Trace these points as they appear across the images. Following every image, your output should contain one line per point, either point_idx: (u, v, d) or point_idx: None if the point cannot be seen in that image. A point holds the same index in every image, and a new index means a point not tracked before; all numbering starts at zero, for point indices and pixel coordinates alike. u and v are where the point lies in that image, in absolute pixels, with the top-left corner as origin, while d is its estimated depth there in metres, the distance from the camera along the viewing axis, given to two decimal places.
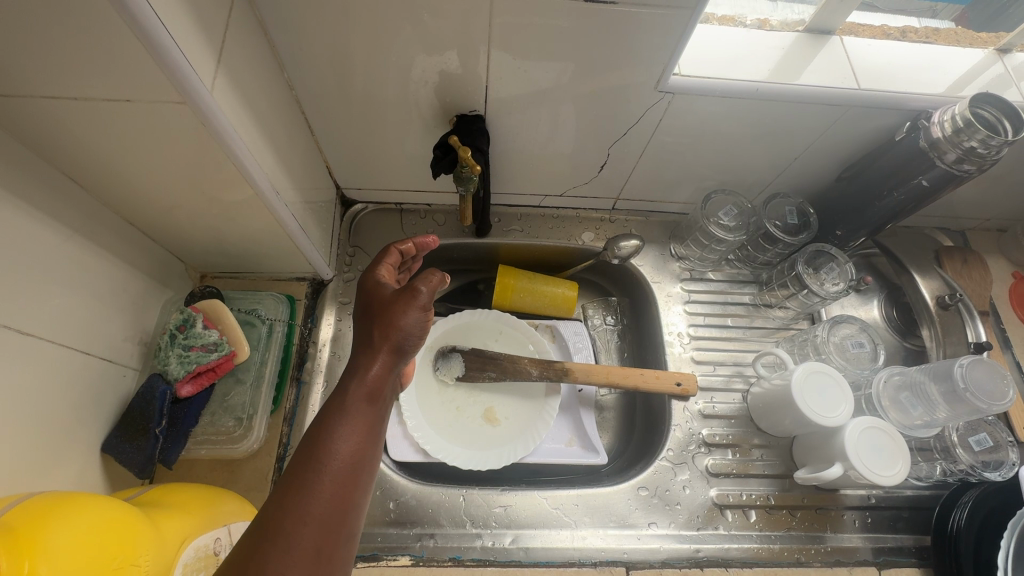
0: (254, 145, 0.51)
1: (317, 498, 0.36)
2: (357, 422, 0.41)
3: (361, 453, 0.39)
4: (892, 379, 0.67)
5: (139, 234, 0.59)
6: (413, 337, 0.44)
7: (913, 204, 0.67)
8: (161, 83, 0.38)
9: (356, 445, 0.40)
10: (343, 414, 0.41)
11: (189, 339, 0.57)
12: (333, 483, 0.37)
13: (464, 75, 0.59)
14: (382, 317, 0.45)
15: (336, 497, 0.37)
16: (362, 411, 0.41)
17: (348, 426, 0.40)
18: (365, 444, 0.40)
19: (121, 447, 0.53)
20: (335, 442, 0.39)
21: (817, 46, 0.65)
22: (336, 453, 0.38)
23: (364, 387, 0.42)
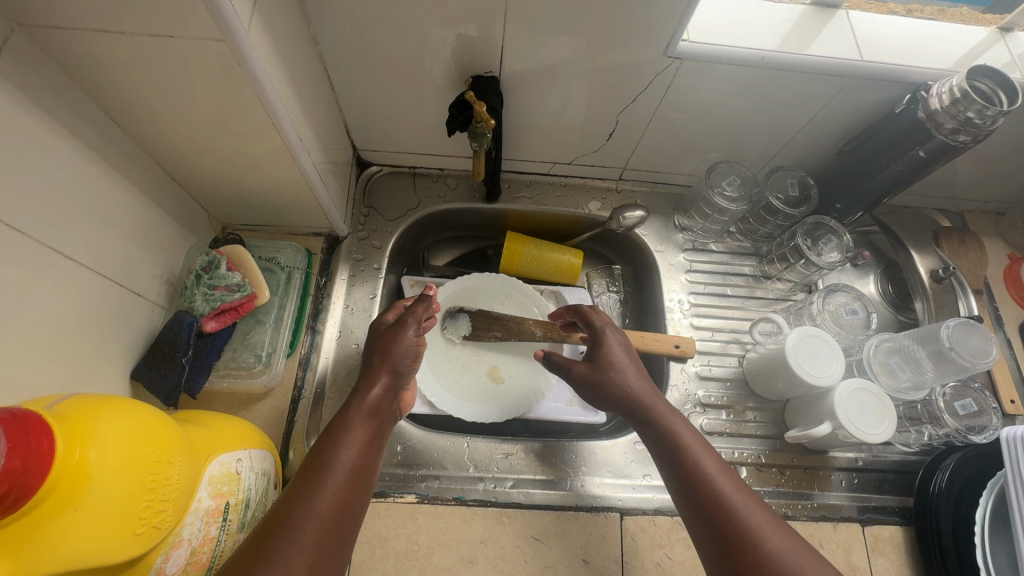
0: (281, 93, 0.53)
1: (324, 496, 0.45)
2: (360, 433, 0.52)
3: (362, 464, 0.50)
4: (882, 346, 0.70)
5: (168, 178, 0.61)
6: (405, 365, 0.60)
7: (910, 176, 0.69)
8: (203, 21, 0.41)
9: (360, 458, 0.50)
10: (349, 422, 0.53)
11: (214, 279, 0.60)
12: (343, 471, 0.48)
13: (480, 38, 0.61)
14: (379, 353, 0.59)
15: (349, 473, 0.48)
16: (364, 424, 0.54)
17: (358, 424, 0.53)
18: (368, 448, 0.52)
19: (148, 376, 0.56)
20: (342, 449, 0.50)
21: (823, 20, 0.67)
22: (344, 455, 0.49)
23: (366, 408, 0.55)
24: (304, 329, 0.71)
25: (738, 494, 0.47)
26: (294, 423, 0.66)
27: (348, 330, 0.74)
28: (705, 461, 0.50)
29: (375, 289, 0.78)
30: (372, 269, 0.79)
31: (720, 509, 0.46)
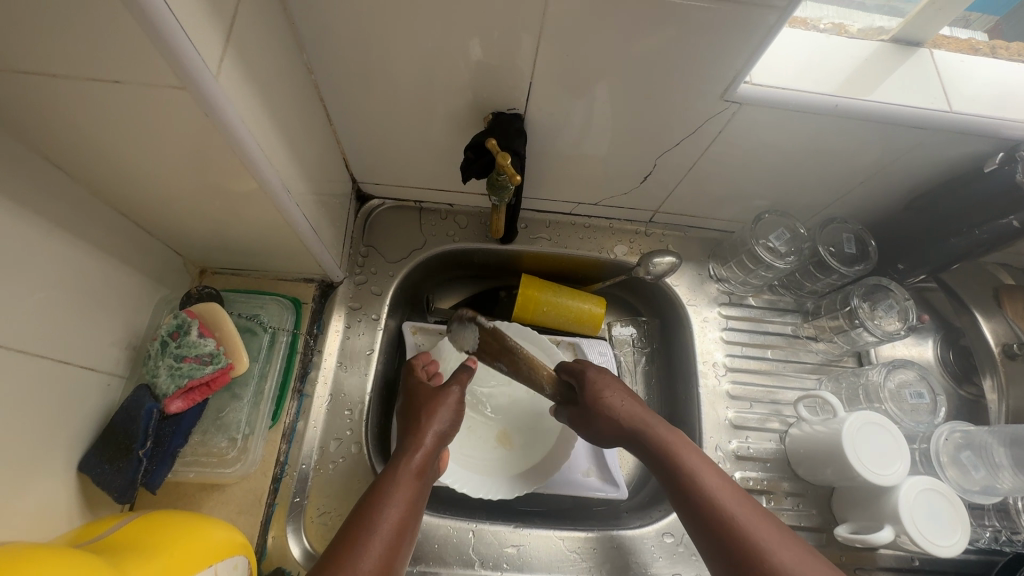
0: (264, 139, 0.44)
1: (368, 554, 0.48)
2: (404, 493, 0.53)
3: (405, 523, 0.51)
4: (953, 437, 0.61)
5: (133, 226, 0.52)
6: (445, 426, 0.60)
7: (993, 243, 0.61)
8: (156, 64, 0.32)
9: (403, 517, 0.52)
10: (393, 479, 0.54)
11: (183, 348, 0.51)
12: (388, 530, 0.50)
13: (506, 72, 0.52)
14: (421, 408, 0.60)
15: (393, 533, 0.50)
16: (410, 480, 0.54)
17: (403, 483, 0.54)
18: (410, 508, 0.53)
19: (100, 469, 0.47)
20: (386, 509, 0.51)
21: (899, 59, 0.57)
22: (388, 514, 0.51)
23: (411, 468, 0.55)
24: (289, 394, 0.62)
25: (757, 521, 0.51)
26: (274, 505, 0.58)
27: (340, 393, 0.65)
28: (717, 486, 0.54)
29: (373, 342, 0.69)
30: (370, 320, 0.70)
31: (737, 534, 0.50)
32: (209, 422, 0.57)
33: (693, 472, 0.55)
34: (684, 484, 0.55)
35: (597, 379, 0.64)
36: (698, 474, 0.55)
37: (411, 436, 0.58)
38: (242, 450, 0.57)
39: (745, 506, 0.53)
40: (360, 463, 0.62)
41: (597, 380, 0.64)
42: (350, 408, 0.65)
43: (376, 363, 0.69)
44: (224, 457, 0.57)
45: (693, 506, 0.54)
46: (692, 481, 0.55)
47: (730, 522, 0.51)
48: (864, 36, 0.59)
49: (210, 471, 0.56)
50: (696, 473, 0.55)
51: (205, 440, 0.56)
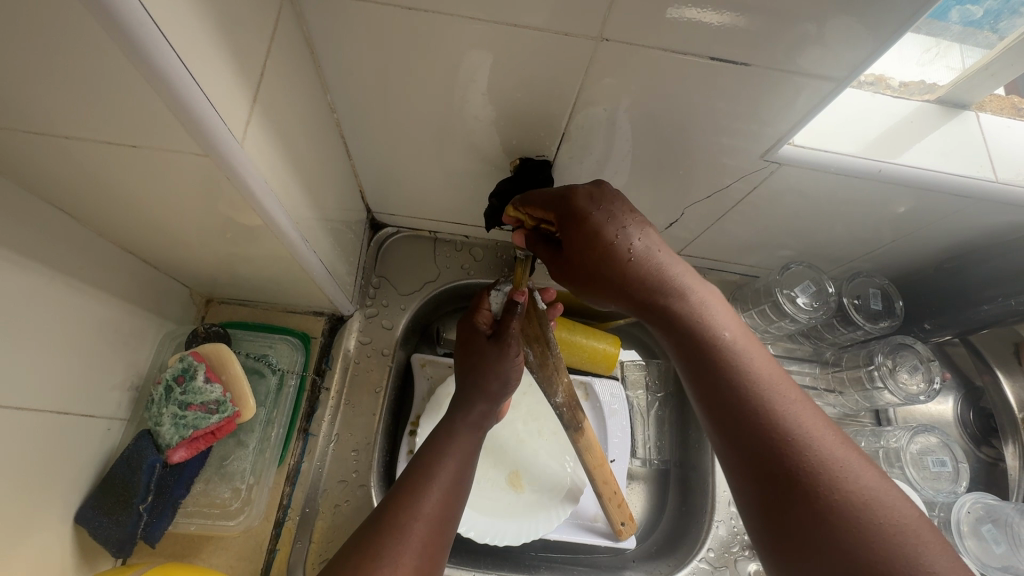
0: (287, 190, 0.42)
1: (429, 500, 0.46)
2: (464, 444, 0.53)
3: (462, 476, 0.51)
4: (976, 507, 0.60)
5: (140, 262, 0.51)
6: (501, 385, 0.60)
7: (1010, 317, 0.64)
8: (177, 134, 0.30)
9: (462, 468, 0.52)
10: (444, 448, 0.52)
11: (187, 395, 0.49)
12: (447, 479, 0.49)
13: (537, 119, 0.51)
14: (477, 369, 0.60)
15: (452, 482, 0.49)
16: (461, 448, 0.53)
17: (462, 435, 0.54)
18: (468, 463, 0.53)
19: (97, 522, 0.45)
20: (446, 460, 0.51)
21: (939, 122, 0.55)
22: (448, 464, 0.51)
23: (470, 421, 0.56)
24: (295, 434, 0.60)
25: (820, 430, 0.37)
26: (275, 552, 0.56)
27: (348, 433, 0.63)
28: (777, 392, 0.38)
29: (383, 379, 0.67)
30: (380, 355, 0.68)
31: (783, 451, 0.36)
32: (213, 469, 0.55)
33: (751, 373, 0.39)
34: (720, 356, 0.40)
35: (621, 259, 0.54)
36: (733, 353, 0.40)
37: (475, 386, 0.59)
38: (244, 501, 0.56)
39: (820, 424, 0.37)
40: (365, 508, 0.60)
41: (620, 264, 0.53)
42: (356, 449, 0.62)
43: (385, 402, 0.66)
44: (228, 508, 0.55)
45: (717, 371, 0.40)
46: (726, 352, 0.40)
47: (769, 419, 0.37)
48: (901, 91, 0.56)
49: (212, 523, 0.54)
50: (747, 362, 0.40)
51: (208, 490, 0.55)
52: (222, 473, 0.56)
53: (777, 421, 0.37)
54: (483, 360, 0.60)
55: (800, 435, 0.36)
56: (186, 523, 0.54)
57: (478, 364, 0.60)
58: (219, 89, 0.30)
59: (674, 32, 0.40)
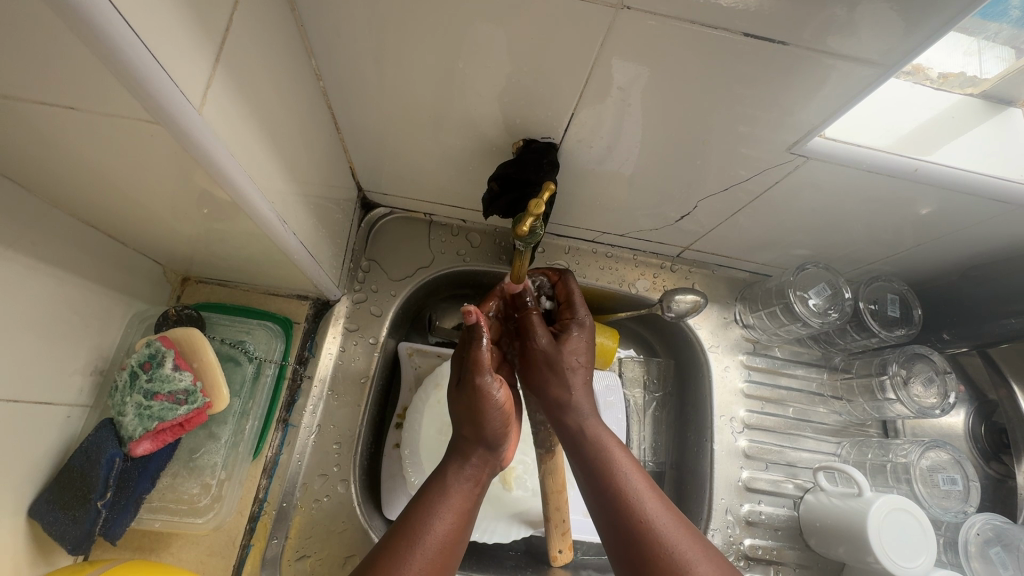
0: (260, 165, 0.38)
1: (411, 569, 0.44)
2: (458, 502, 0.50)
3: (455, 538, 0.48)
4: (985, 529, 0.58)
5: (104, 237, 0.46)
6: (494, 426, 0.53)
7: None
8: (121, 97, 0.26)
9: (454, 530, 0.48)
10: (430, 507, 0.48)
11: (153, 383, 0.46)
12: (435, 547, 0.46)
13: (544, 97, 0.46)
14: (461, 413, 0.54)
15: (441, 550, 0.46)
16: (451, 503, 0.49)
17: (458, 491, 0.51)
18: (460, 526, 0.49)
19: (51, 518, 0.42)
20: (436, 521, 0.47)
21: (983, 118, 0.50)
22: (438, 528, 0.47)
23: (466, 474, 0.52)
24: (273, 424, 0.57)
25: (685, 543, 0.46)
26: (249, 547, 0.53)
27: (330, 425, 0.60)
28: (632, 480, 0.50)
29: (368, 369, 0.63)
30: (367, 343, 0.64)
31: (648, 540, 0.46)
32: (181, 463, 0.53)
33: (616, 466, 0.51)
34: (605, 487, 0.50)
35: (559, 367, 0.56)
36: (614, 460, 0.52)
37: (462, 436, 0.54)
38: (215, 497, 0.53)
39: (672, 520, 0.47)
40: (346, 504, 0.57)
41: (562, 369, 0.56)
42: (338, 442, 0.59)
43: (370, 393, 0.63)
44: (196, 504, 0.52)
45: (609, 513, 0.49)
46: (613, 479, 0.50)
47: (639, 514, 0.47)
48: (940, 83, 0.50)
49: (177, 520, 0.51)
50: (618, 466, 0.51)
51: (175, 485, 0.52)
52: (191, 467, 0.53)
53: (640, 510, 0.48)
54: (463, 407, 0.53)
55: (660, 530, 0.46)
56: (151, 519, 0.51)
57: (461, 410, 0.54)
58: (171, 44, 0.26)
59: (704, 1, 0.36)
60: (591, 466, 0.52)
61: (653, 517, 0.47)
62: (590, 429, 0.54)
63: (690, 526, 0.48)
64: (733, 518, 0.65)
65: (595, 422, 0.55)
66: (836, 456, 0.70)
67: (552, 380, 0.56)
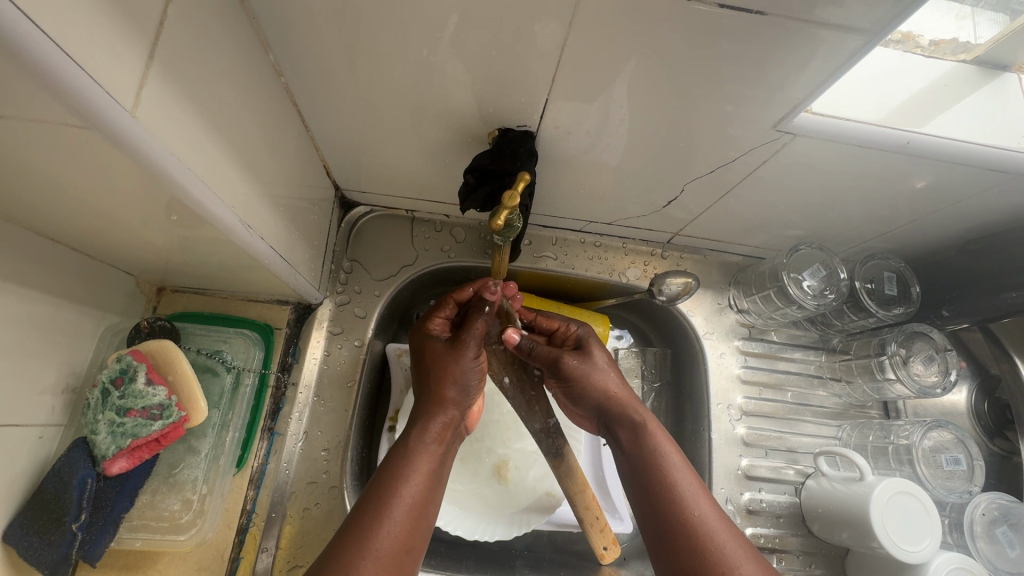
0: (216, 168, 0.36)
1: (385, 534, 0.42)
2: (424, 465, 0.48)
3: (425, 499, 0.46)
4: (990, 509, 0.57)
5: (65, 250, 0.45)
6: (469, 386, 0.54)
7: None
8: (39, 102, 0.24)
9: (425, 491, 0.47)
10: (402, 471, 0.47)
11: (126, 399, 0.45)
12: (406, 509, 0.45)
13: (517, 83, 0.44)
14: (434, 375, 0.54)
15: (410, 512, 0.45)
16: (421, 463, 0.48)
17: (425, 451, 0.49)
18: (429, 487, 0.47)
19: (26, 543, 0.41)
20: (405, 484, 0.46)
21: (977, 86, 0.48)
22: (406, 491, 0.46)
23: (431, 434, 0.51)
24: (257, 433, 0.55)
25: (737, 549, 0.44)
26: (239, 561, 0.52)
27: (317, 431, 0.58)
28: (686, 481, 0.48)
29: (354, 372, 0.61)
30: (352, 346, 0.62)
31: (701, 541, 0.44)
32: (161, 479, 0.51)
33: (671, 466, 0.49)
34: (655, 484, 0.48)
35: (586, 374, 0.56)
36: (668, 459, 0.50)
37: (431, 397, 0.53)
38: (198, 513, 0.51)
39: (723, 523, 0.45)
40: (337, 511, 0.56)
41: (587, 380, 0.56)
42: (326, 449, 0.58)
43: (357, 396, 0.61)
44: (177, 521, 0.51)
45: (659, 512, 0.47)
46: (667, 478, 0.48)
47: (694, 517, 0.45)
48: (931, 51, 0.47)
49: (159, 539, 0.50)
50: (672, 465, 0.49)
51: (155, 501, 0.51)
52: (172, 482, 0.52)
53: (693, 512, 0.46)
54: (438, 365, 0.54)
55: (711, 533, 0.44)
56: (131, 538, 0.50)
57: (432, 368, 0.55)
58: (91, 40, 0.24)
59: None
60: (643, 465, 0.50)
61: (706, 519, 0.45)
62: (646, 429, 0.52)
63: (738, 529, 0.46)
64: (734, 508, 0.64)
65: (653, 421, 0.53)
66: (837, 440, 0.69)
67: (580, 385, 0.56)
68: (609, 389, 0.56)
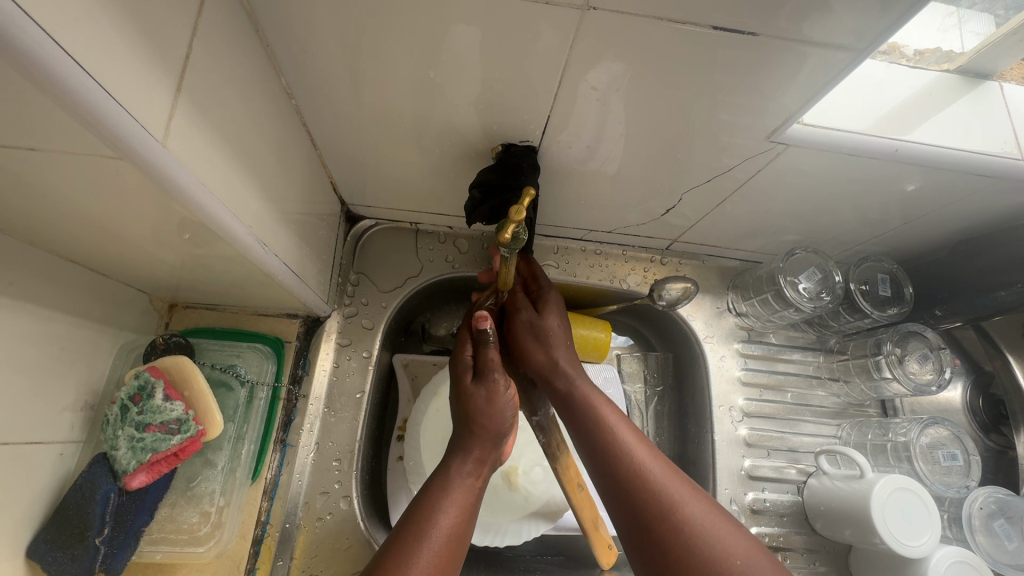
0: (234, 189, 0.38)
1: (421, 562, 0.43)
2: (460, 495, 0.49)
3: (461, 530, 0.47)
4: (988, 503, 0.59)
5: (83, 270, 0.46)
6: (503, 421, 0.54)
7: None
8: (77, 136, 0.25)
9: (461, 522, 0.48)
10: (438, 501, 0.48)
11: (145, 415, 0.46)
12: (442, 537, 0.45)
13: (519, 100, 0.46)
14: (467, 412, 0.54)
15: (448, 540, 0.45)
16: (459, 493, 0.49)
17: (459, 485, 0.50)
18: (465, 517, 0.48)
19: (50, 559, 0.42)
20: (441, 513, 0.47)
21: (960, 94, 0.50)
22: (443, 519, 0.47)
23: (467, 467, 0.52)
24: (270, 445, 0.57)
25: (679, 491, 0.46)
26: (255, 570, 0.53)
27: (328, 442, 0.59)
28: (626, 434, 0.50)
29: (364, 383, 0.62)
30: (361, 357, 0.63)
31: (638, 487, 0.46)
32: (179, 492, 0.53)
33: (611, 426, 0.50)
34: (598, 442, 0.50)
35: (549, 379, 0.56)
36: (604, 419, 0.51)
37: (462, 430, 0.54)
38: (215, 525, 0.52)
39: (665, 469, 0.47)
40: (350, 521, 0.57)
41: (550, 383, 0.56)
42: (338, 459, 0.59)
43: (367, 407, 0.62)
44: (196, 533, 0.52)
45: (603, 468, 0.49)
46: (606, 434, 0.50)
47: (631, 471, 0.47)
48: (917, 61, 0.50)
49: (177, 551, 0.51)
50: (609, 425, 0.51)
51: (174, 515, 0.51)
52: (189, 495, 0.53)
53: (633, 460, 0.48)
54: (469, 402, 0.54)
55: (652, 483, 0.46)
56: (151, 551, 0.51)
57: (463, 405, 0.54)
58: (128, 76, 0.25)
59: None
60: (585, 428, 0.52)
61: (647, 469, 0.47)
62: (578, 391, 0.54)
63: (685, 476, 0.48)
64: (738, 508, 0.65)
65: (592, 390, 0.54)
66: (837, 439, 0.70)
67: (539, 351, 0.56)
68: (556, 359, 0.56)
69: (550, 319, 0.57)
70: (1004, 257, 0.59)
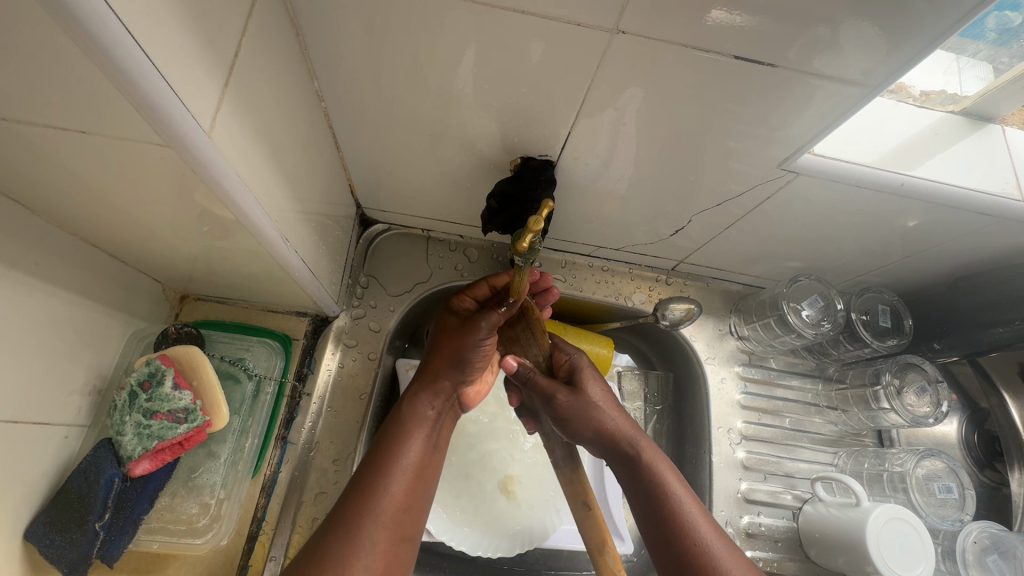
0: (263, 184, 0.39)
1: (385, 499, 0.45)
2: (423, 431, 0.51)
3: (423, 465, 0.50)
4: (982, 538, 0.59)
5: (103, 256, 0.47)
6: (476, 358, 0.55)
7: None
8: (130, 122, 0.26)
9: (423, 456, 0.50)
10: (404, 438, 0.50)
11: (153, 403, 0.46)
12: (404, 476, 0.47)
13: (541, 116, 0.47)
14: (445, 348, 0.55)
15: (410, 476, 0.48)
16: (426, 426, 0.52)
17: (420, 421, 0.52)
18: (426, 452, 0.51)
19: (47, 541, 0.42)
20: (405, 452, 0.49)
21: (963, 135, 0.52)
22: (405, 458, 0.49)
23: (430, 407, 0.53)
24: (272, 441, 0.57)
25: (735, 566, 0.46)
26: (247, 568, 0.52)
27: (330, 442, 0.59)
28: (692, 511, 0.49)
29: (367, 385, 0.63)
30: (366, 359, 0.64)
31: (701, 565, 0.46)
32: (179, 483, 0.52)
33: (677, 498, 0.50)
34: (664, 515, 0.49)
35: (586, 414, 0.55)
36: (669, 484, 0.51)
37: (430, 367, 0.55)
38: (214, 517, 0.52)
39: (729, 550, 0.47)
40: None
41: (587, 418, 0.55)
42: (336, 460, 0.59)
43: (369, 409, 0.62)
44: (194, 525, 0.51)
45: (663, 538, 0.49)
46: (671, 506, 0.50)
47: (694, 538, 0.47)
48: (922, 101, 0.52)
49: (175, 542, 0.51)
50: (674, 497, 0.50)
51: (174, 505, 0.51)
52: (190, 486, 0.52)
53: (698, 536, 0.48)
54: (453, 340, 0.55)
55: (721, 560, 0.46)
56: (148, 540, 0.50)
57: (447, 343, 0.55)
58: (183, 70, 0.27)
59: (695, 26, 0.37)
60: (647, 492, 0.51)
61: (711, 545, 0.47)
62: (643, 457, 0.53)
63: (744, 555, 0.47)
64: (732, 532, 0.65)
65: (648, 448, 0.54)
66: (833, 466, 0.70)
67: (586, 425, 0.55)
68: (609, 420, 0.55)
69: (595, 388, 0.57)
70: (1000, 295, 0.61)
